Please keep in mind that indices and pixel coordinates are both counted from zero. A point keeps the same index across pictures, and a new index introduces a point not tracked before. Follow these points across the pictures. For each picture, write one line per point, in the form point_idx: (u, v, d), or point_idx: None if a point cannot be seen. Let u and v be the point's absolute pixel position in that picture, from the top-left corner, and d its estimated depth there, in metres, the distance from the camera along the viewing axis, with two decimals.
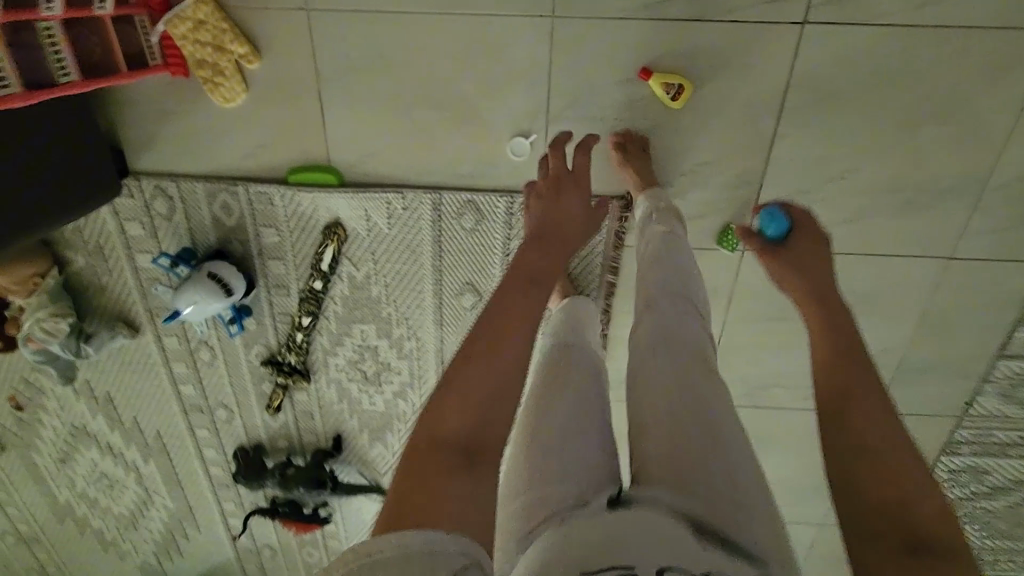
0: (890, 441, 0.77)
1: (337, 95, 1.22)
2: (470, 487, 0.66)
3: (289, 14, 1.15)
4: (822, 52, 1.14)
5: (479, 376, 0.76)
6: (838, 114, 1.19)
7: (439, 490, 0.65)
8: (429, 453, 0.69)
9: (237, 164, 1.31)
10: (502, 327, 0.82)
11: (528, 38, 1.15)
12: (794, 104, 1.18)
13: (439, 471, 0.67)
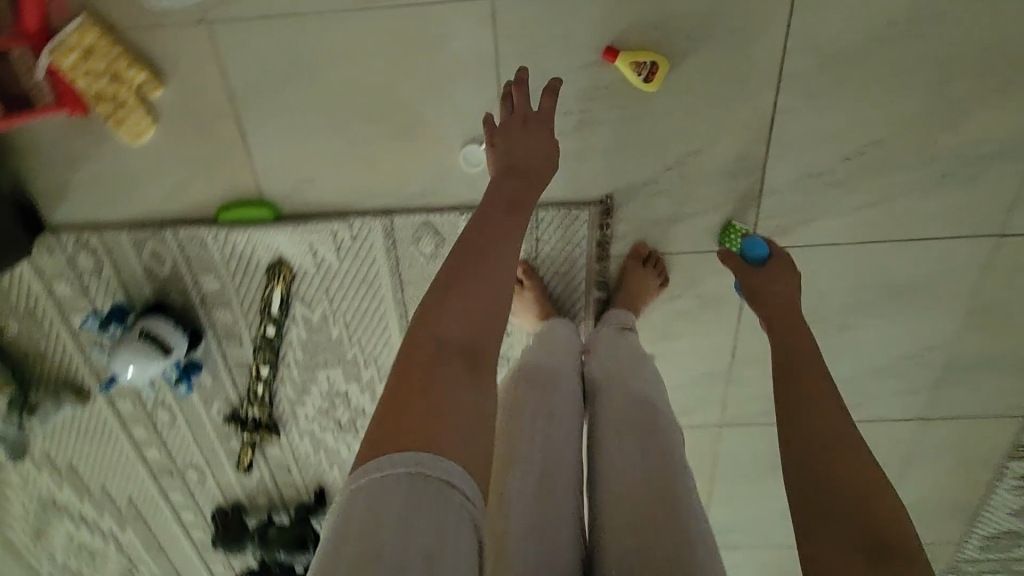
0: (850, 439, 0.78)
1: (257, 117, 1.06)
2: (470, 394, 0.64)
3: (187, 31, 0.99)
4: (821, 5, 0.93)
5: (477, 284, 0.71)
6: (849, 79, 0.98)
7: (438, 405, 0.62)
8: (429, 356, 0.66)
9: (161, 206, 1.15)
10: (498, 234, 0.77)
11: (466, 28, 0.97)
12: (793, 73, 0.98)
13: (438, 379, 0.64)
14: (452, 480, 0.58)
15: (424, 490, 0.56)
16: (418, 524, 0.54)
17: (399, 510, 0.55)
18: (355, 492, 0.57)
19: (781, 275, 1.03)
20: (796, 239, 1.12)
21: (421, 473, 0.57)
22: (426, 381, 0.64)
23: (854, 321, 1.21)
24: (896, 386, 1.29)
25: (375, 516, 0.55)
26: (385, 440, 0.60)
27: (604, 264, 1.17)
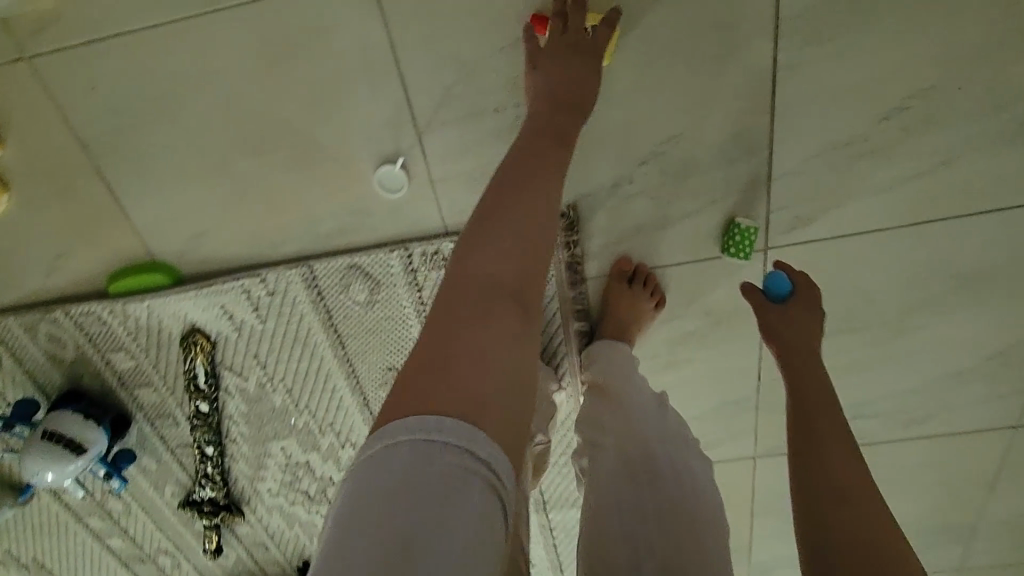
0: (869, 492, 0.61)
1: (123, 167, 0.86)
2: (510, 357, 0.49)
3: (11, 73, 0.79)
4: None
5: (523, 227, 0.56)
6: (872, 12, 0.71)
7: (467, 368, 0.47)
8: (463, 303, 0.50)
9: (44, 282, 0.97)
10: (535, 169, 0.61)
11: (349, 18, 0.75)
12: (793, 15, 0.72)
13: (470, 333, 0.49)
14: (499, 473, 0.43)
15: (469, 479, 0.42)
16: (452, 523, 0.40)
17: (437, 496, 0.41)
18: (383, 457, 0.43)
19: (808, 321, 0.79)
20: (825, 231, 0.85)
21: (465, 455, 0.42)
22: (461, 339, 0.48)
23: (911, 326, 0.93)
24: (981, 399, 1.00)
25: (410, 499, 0.41)
26: (401, 402, 0.45)
27: (581, 288, 0.94)
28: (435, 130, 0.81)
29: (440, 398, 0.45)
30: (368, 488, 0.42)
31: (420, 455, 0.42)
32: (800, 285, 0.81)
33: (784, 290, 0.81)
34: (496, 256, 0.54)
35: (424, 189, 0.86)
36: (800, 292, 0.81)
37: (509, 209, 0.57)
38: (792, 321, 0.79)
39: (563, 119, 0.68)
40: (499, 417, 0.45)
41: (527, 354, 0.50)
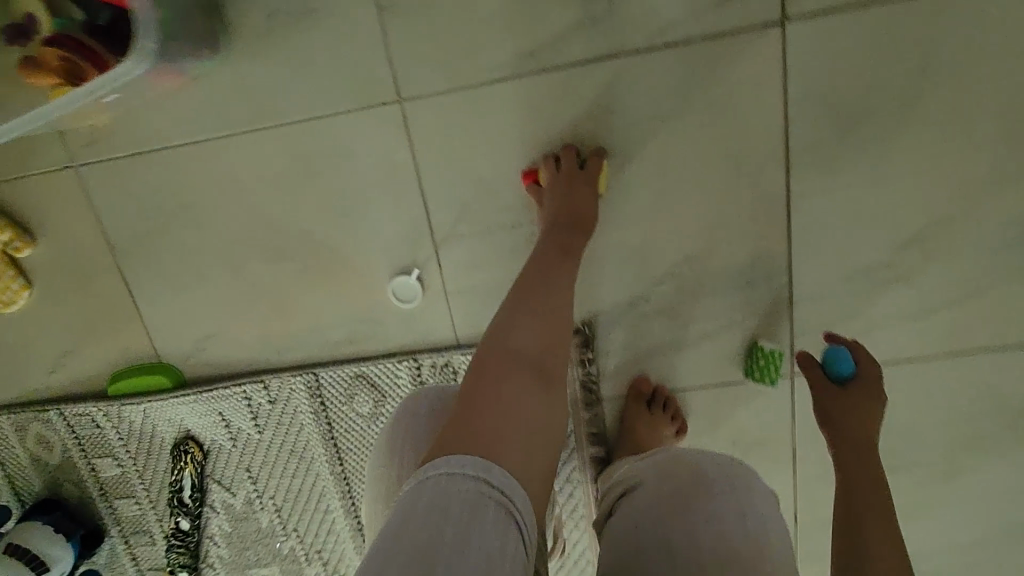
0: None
1: (146, 270, 0.87)
2: (531, 407, 0.52)
3: (57, 180, 0.84)
4: (819, 64, 0.72)
5: (551, 304, 0.61)
6: (881, 145, 0.73)
7: (495, 413, 0.50)
8: (492, 359, 0.54)
9: (46, 382, 0.95)
10: (558, 256, 0.68)
11: (378, 139, 0.79)
12: (801, 149, 0.74)
13: (498, 383, 0.52)
14: (512, 499, 0.46)
15: (485, 504, 0.44)
16: (472, 541, 0.42)
17: (457, 519, 0.43)
18: (411, 495, 0.46)
19: (871, 411, 0.68)
20: None
21: (479, 484, 0.45)
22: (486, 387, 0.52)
23: (963, 465, 0.85)
24: None
25: (432, 527, 0.43)
26: (434, 447, 0.49)
27: (596, 410, 0.87)
28: (454, 243, 0.82)
29: (465, 438, 0.48)
30: (396, 523, 0.44)
31: (442, 487, 0.45)
32: (862, 362, 0.72)
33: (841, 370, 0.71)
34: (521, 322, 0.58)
35: (439, 299, 0.85)
36: (864, 373, 0.71)
37: (539, 288, 0.62)
38: (851, 408, 0.68)
39: (581, 213, 0.72)
40: (517, 453, 0.48)
41: (551, 410, 0.53)
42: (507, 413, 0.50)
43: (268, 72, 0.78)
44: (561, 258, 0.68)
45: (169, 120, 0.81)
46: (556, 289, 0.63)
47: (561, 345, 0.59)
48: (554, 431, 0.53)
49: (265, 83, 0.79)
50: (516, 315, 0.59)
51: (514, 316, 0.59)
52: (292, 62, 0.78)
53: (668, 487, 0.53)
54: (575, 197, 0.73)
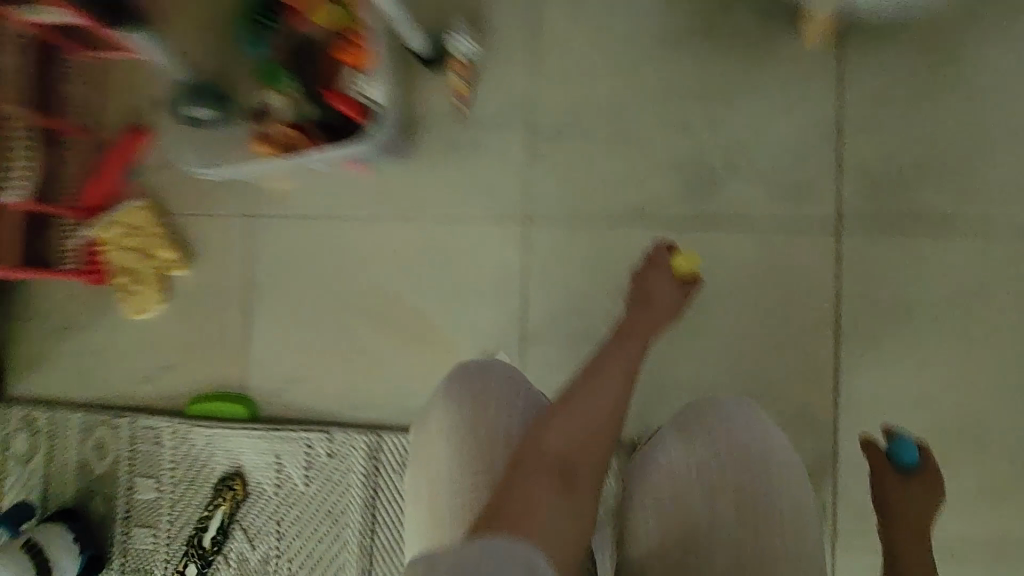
0: None
1: (269, 309, 1.01)
2: (562, 511, 0.52)
3: (228, 222, 1.01)
4: (872, 262, 0.87)
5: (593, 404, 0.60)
6: (918, 338, 0.86)
7: (526, 511, 0.51)
8: (533, 456, 0.56)
9: (133, 389, 1.03)
10: (608, 357, 0.66)
11: (499, 245, 0.95)
12: (852, 326, 0.87)
13: (535, 482, 0.54)
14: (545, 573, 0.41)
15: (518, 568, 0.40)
16: None
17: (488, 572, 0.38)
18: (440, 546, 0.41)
19: (929, 503, 0.72)
20: None
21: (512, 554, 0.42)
22: (523, 484, 0.53)
23: None
24: None
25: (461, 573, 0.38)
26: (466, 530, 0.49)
27: None
28: (539, 342, 0.94)
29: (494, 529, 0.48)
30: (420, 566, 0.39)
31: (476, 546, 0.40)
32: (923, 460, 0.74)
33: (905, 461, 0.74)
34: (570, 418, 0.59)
35: None
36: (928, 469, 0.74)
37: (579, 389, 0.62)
38: (913, 499, 0.72)
39: (636, 324, 0.72)
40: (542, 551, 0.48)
41: (578, 516, 0.53)
42: (537, 512, 0.51)
43: (428, 175, 0.97)
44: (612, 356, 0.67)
45: (335, 196, 0.99)
46: (601, 389, 0.62)
47: (596, 445, 0.59)
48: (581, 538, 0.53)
49: (423, 184, 0.97)
50: (552, 420, 0.59)
51: (550, 421, 0.59)
52: (450, 173, 0.96)
53: (697, 441, 0.63)
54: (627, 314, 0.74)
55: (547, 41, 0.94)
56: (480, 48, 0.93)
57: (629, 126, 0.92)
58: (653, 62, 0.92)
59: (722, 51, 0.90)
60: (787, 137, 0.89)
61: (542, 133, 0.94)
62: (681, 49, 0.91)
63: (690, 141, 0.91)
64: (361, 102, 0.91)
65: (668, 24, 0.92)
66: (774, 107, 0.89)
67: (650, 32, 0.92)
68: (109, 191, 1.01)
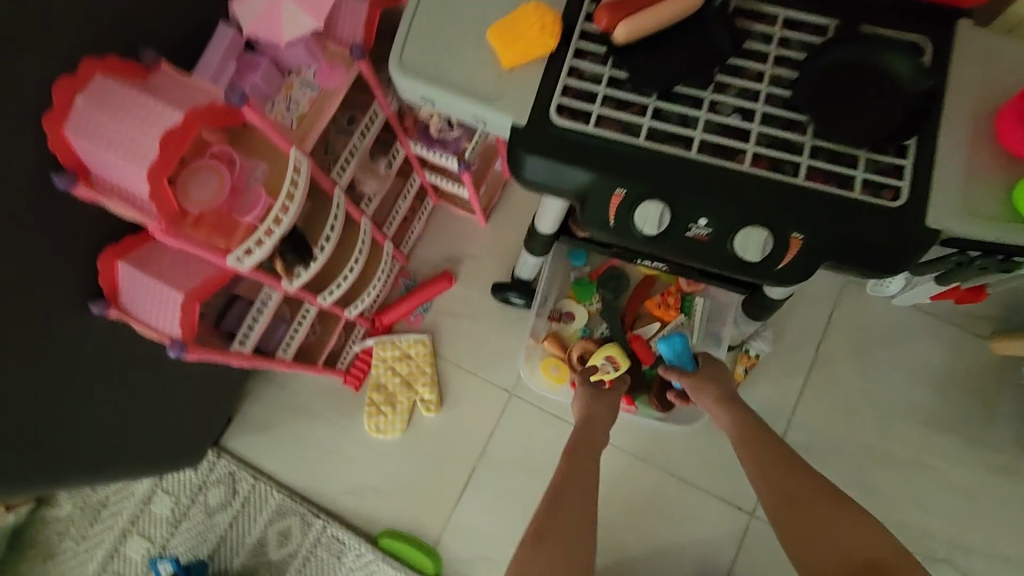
0: (787, 460, 0.78)
1: (490, 478, 1.07)
2: (569, 520, 0.78)
3: (489, 389, 1.11)
4: None
5: (555, 545, 0.75)
6: None
7: (557, 538, 0.76)
8: (555, 496, 0.80)
9: (337, 495, 1.09)
10: (581, 438, 0.88)
11: (718, 523, 1.04)
12: None
13: (554, 503, 0.80)
14: None
15: None
16: None
17: None
18: None
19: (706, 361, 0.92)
20: None
21: None
22: (569, 518, 0.78)
23: None
24: None
25: None
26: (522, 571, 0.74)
27: None
28: None
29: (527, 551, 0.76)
30: None
31: None
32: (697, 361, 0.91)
33: (692, 368, 0.90)
34: (564, 476, 0.83)
35: None
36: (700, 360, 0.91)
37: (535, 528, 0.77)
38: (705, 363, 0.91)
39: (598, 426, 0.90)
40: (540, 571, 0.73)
41: (579, 515, 0.78)
42: (560, 528, 0.77)
43: (681, 432, 1.07)
44: (573, 498, 0.80)
45: None
46: (583, 465, 0.84)
47: (582, 479, 0.82)
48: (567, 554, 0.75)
49: (674, 441, 1.07)
50: (563, 482, 0.82)
51: (558, 478, 0.83)
52: (694, 438, 1.07)
53: None
54: (571, 462, 0.84)
55: (825, 371, 1.06)
56: (769, 348, 1.06)
57: (872, 476, 1.02)
58: (913, 433, 1.03)
59: (975, 453, 1.01)
60: (1009, 556, 0.97)
61: (796, 445, 1.03)
62: (939, 432, 1.03)
63: (922, 518, 1.00)
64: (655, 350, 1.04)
65: (935, 405, 1.04)
66: (1005, 524, 0.98)
67: (916, 405, 1.04)
68: (402, 315, 1.13)
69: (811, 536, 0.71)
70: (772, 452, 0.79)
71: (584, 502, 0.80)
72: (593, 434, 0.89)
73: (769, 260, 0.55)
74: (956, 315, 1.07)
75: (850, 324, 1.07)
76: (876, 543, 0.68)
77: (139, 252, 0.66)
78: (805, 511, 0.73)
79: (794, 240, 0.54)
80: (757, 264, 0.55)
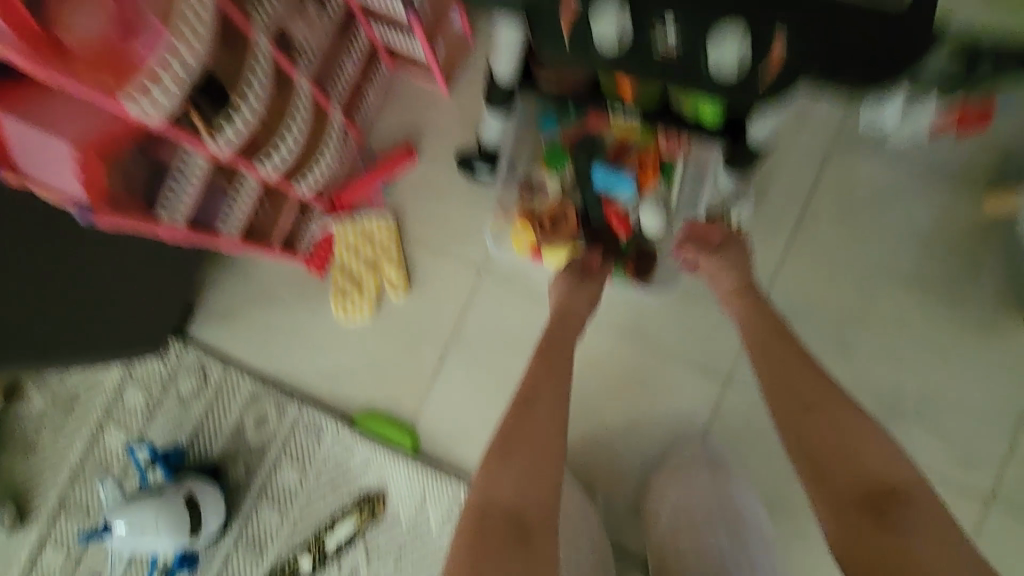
0: (805, 374, 0.74)
1: (464, 358, 1.06)
2: (547, 417, 0.75)
3: (459, 269, 1.06)
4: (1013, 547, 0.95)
5: (524, 451, 0.71)
6: None
7: (533, 437, 0.73)
8: (531, 393, 0.78)
9: (311, 380, 1.08)
10: (559, 336, 0.87)
11: (694, 391, 1.03)
12: None
13: (532, 400, 0.77)
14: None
15: None
16: None
17: None
18: None
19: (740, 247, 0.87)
20: None
21: None
22: (543, 414, 0.75)
23: None
24: None
25: None
26: (501, 460, 0.71)
27: None
28: None
29: (505, 446, 0.72)
30: None
31: None
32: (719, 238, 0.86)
33: (719, 246, 0.86)
34: (542, 374, 0.80)
35: None
36: (731, 242, 0.86)
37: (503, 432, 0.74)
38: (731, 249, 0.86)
39: (571, 324, 0.89)
40: (518, 464, 0.70)
41: (555, 411, 0.76)
42: (536, 422, 0.74)
43: (659, 303, 1.04)
44: (545, 407, 0.77)
45: None
46: (559, 362, 0.82)
47: (556, 376, 0.80)
48: (542, 446, 0.72)
49: (650, 313, 1.05)
50: (538, 377, 0.80)
51: (536, 375, 0.80)
52: (671, 311, 1.04)
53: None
54: (544, 370, 0.81)
55: (807, 237, 1.02)
56: (751, 214, 1.01)
57: (848, 339, 1.01)
58: (894, 294, 1.01)
59: (955, 313, 0.99)
60: (981, 409, 0.98)
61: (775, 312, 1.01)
62: (921, 294, 1.00)
63: (896, 376, 1.00)
64: (631, 219, 0.99)
65: (919, 268, 1.01)
66: (981, 380, 0.98)
67: (899, 268, 1.01)
68: (363, 195, 1.06)
69: (829, 453, 0.68)
70: (790, 362, 0.76)
71: (556, 407, 0.77)
72: (570, 331, 0.88)
73: (751, 71, 0.47)
74: (950, 171, 1.01)
75: (835, 188, 1.02)
76: (899, 470, 0.65)
77: (23, 100, 0.56)
78: (822, 425, 0.70)
79: (777, 36, 0.46)
80: (737, 79, 0.47)
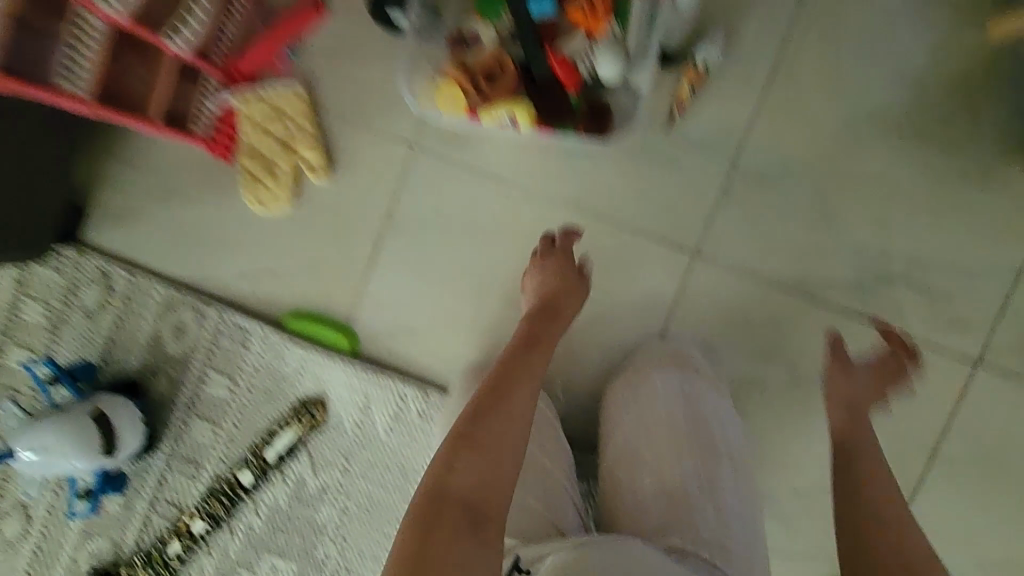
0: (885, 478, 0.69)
1: (399, 246, 0.93)
2: (519, 410, 0.62)
3: (387, 144, 0.92)
4: (998, 411, 0.89)
5: (490, 442, 0.57)
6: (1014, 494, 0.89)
7: (503, 432, 0.59)
8: (506, 382, 0.64)
9: (230, 282, 0.96)
10: (544, 339, 0.73)
11: (658, 269, 0.93)
12: (961, 468, 0.90)
13: (504, 392, 0.63)
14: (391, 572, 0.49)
15: None
16: None
17: None
18: None
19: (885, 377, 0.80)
20: None
21: None
22: (515, 404, 0.62)
23: None
24: None
25: None
26: (466, 445, 0.57)
27: None
28: None
29: (470, 429, 0.58)
30: None
31: None
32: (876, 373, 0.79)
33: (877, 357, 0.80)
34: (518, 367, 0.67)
35: None
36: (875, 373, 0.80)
37: (465, 423, 0.59)
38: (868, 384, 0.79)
39: (554, 328, 0.75)
40: (481, 458, 0.56)
41: (526, 404, 0.63)
42: (507, 415, 0.61)
43: (617, 171, 0.92)
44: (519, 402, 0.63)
45: (501, 159, 0.91)
46: (538, 361, 0.69)
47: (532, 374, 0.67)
48: (511, 439, 0.59)
49: (608, 183, 0.92)
50: (516, 367, 0.67)
51: (513, 366, 0.67)
52: (631, 179, 0.91)
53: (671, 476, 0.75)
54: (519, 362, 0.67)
55: (783, 84, 0.88)
56: (720, 56, 0.87)
57: (828, 199, 0.89)
58: (880, 144, 0.88)
59: (947, 160, 0.88)
60: (970, 266, 0.88)
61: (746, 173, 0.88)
62: (909, 141, 0.88)
63: (880, 236, 0.89)
64: (582, 72, 0.83)
65: (908, 111, 0.88)
66: (972, 233, 0.88)
67: (886, 113, 0.88)
68: (266, 60, 0.90)
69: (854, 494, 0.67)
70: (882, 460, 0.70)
71: (528, 403, 0.63)
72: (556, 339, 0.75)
73: None
74: None
75: (815, 23, 0.88)
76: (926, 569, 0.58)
77: None
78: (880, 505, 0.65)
79: None
80: None
